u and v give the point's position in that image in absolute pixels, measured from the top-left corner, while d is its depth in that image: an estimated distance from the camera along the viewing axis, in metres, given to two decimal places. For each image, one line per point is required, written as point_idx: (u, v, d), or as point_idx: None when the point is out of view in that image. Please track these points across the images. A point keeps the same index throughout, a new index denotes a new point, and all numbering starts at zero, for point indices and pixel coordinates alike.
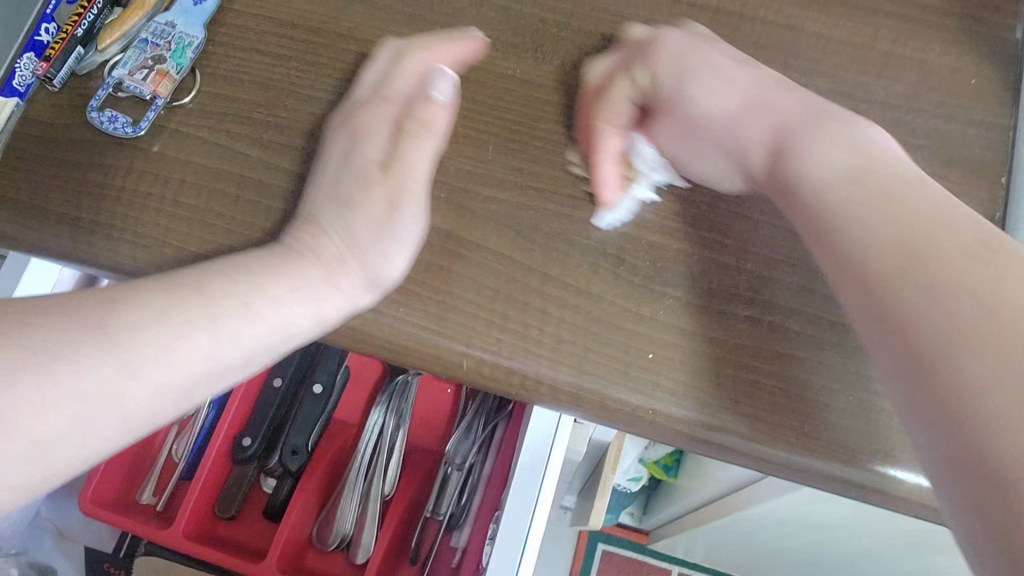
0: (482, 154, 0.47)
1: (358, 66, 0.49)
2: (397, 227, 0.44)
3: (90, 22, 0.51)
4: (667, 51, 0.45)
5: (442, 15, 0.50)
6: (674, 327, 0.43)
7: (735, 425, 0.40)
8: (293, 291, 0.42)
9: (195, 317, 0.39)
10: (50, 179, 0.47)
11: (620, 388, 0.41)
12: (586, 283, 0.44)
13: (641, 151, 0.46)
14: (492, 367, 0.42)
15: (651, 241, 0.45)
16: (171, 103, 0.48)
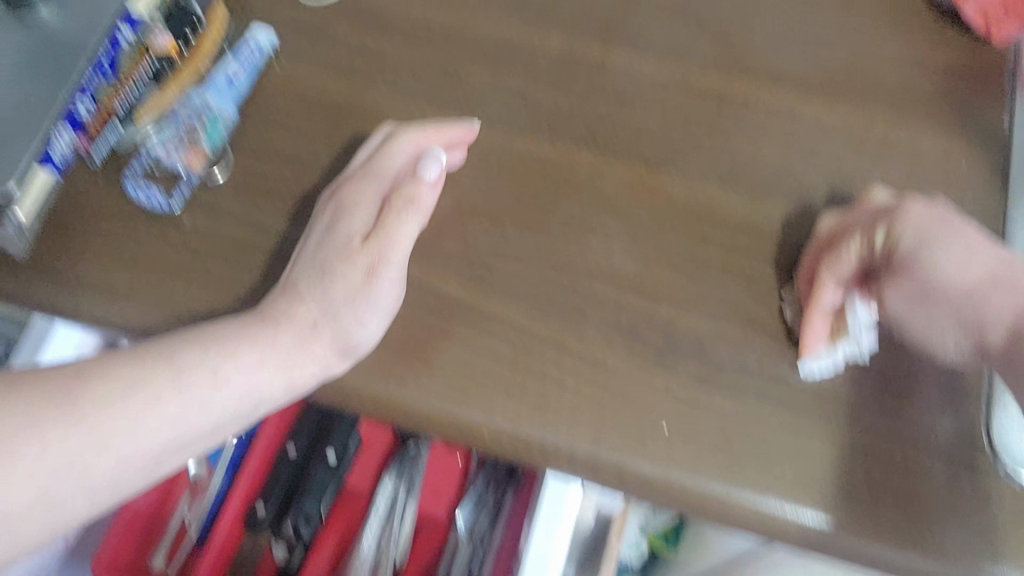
0: (500, 226, 0.49)
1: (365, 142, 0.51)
2: (374, 295, 0.43)
3: (131, 96, 0.51)
4: (915, 214, 0.41)
5: (453, 92, 0.53)
6: (687, 395, 0.44)
7: (743, 489, 0.41)
8: (262, 357, 0.41)
9: (161, 387, 0.39)
10: (81, 246, 0.48)
11: (637, 458, 0.42)
12: (603, 353, 0.45)
13: (858, 313, 0.44)
14: (508, 436, 0.43)
15: (663, 314, 0.46)
16: (205, 181, 0.49)
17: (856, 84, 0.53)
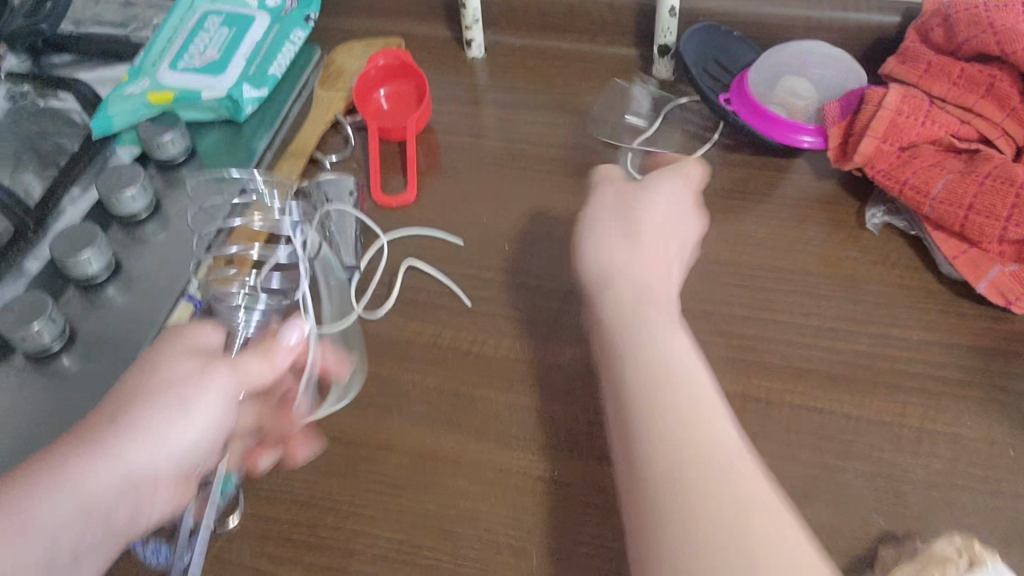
0: None
1: (451, 219, 0.54)
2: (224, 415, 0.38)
3: None
4: None
5: (513, 207, 0.54)
6: (905, 372, 0.44)
7: (943, 449, 0.42)
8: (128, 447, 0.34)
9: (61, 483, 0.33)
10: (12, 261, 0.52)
11: (887, 452, 0.42)
12: (801, 384, 0.44)
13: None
14: None
15: (853, 358, 0.45)
16: (140, 236, 0.54)
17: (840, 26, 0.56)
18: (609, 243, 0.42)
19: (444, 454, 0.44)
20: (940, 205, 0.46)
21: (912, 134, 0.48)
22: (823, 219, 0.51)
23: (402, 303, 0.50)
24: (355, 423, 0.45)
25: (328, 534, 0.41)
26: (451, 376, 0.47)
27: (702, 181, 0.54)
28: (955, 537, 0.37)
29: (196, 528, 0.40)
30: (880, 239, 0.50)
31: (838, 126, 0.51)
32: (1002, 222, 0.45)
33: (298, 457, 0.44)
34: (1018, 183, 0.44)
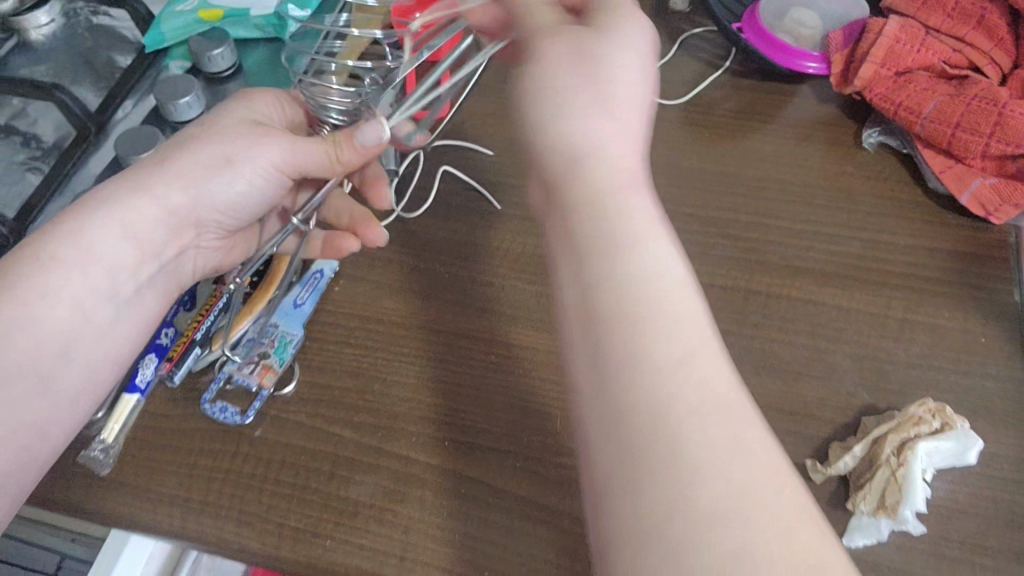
0: (674, 211, 0.53)
1: (482, 130, 0.58)
2: (172, 213, 0.45)
3: (63, 135, 0.59)
4: None
5: None
6: (892, 271, 0.50)
7: (922, 336, 0.47)
8: (76, 270, 0.41)
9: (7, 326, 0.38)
10: (75, 165, 0.56)
11: (872, 337, 0.47)
12: (797, 279, 0.50)
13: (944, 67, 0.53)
14: (715, 335, 0.48)
15: (844, 257, 0.50)
16: None
17: None
18: (600, 375, 0.24)
19: (475, 333, 0.49)
20: (931, 124, 0.51)
21: (907, 59, 0.53)
22: (823, 139, 0.56)
23: (437, 206, 0.55)
24: (395, 307, 0.50)
25: (373, 398, 0.47)
26: (483, 267, 0.52)
27: (713, 104, 0.58)
28: (928, 402, 0.43)
29: (259, 390, 0.46)
30: (875, 155, 0.55)
31: (841, 53, 0.56)
32: (984, 139, 0.49)
33: (344, 334, 0.49)
34: (1001, 104, 0.49)
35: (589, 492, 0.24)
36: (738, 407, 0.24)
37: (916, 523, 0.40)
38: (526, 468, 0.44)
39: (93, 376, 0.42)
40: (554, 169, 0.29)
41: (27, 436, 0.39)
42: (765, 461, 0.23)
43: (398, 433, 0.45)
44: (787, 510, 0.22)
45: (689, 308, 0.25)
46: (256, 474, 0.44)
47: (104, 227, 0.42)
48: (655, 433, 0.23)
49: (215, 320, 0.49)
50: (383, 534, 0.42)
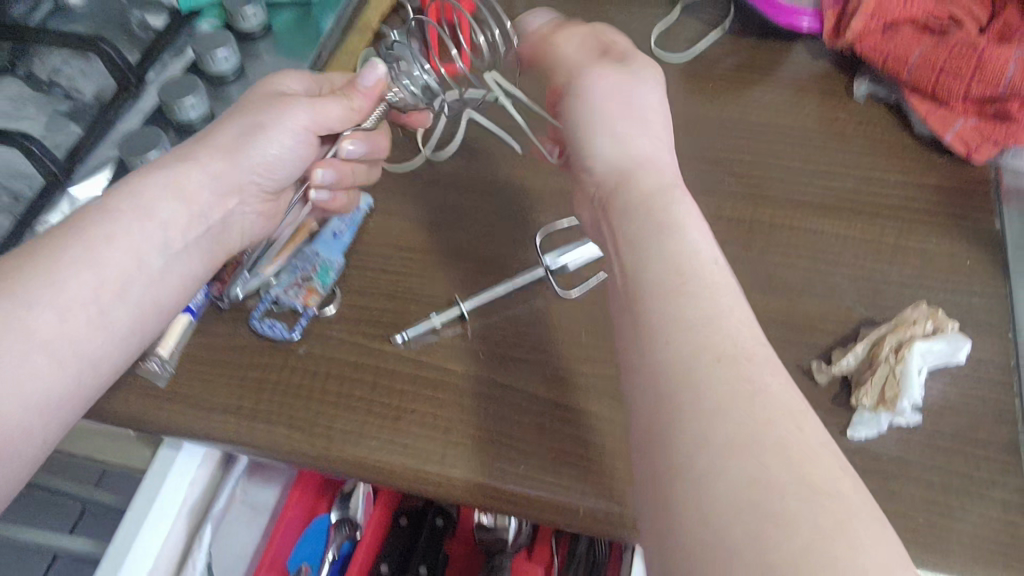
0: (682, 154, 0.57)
1: None
2: (233, 174, 0.49)
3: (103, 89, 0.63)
4: None
5: None
6: (883, 205, 0.54)
7: (913, 260, 0.51)
8: (65, 270, 0.41)
9: (72, 268, 0.41)
10: (116, 114, 0.60)
11: (867, 261, 0.51)
12: (796, 211, 0.54)
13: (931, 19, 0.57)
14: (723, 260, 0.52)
15: (840, 192, 0.55)
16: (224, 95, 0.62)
17: None
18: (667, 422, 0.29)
19: (503, 262, 0.53)
20: (918, 71, 0.56)
21: (894, 13, 0.57)
22: (817, 89, 0.61)
23: (460, 150, 0.58)
24: (427, 238, 0.54)
25: (410, 317, 0.50)
26: (507, 204, 0.55)
27: (715, 60, 0.63)
28: (922, 307, 0.47)
29: (304, 309, 0.50)
30: (865, 104, 0.59)
31: (833, 10, 0.60)
32: (965, 81, 0.54)
33: (381, 262, 0.53)
34: (980, 49, 0.53)
35: (650, 477, 0.29)
36: (792, 398, 0.30)
37: (912, 415, 0.45)
38: (553, 376, 0.48)
39: (132, 319, 0.44)
40: (647, 291, 0.34)
41: (76, 375, 0.41)
42: (818, 458, 0.28)
43: (438, 348, 0.49)
44: (845, 510, 0.26)
45: (750, 340, 0.32)
46: (305, 383, 0.48)
47: (188, 185, 0.46)
48: (728, 444, 0.27)
49: (261, 245, 0.53)
50: (423, 432, 0.46)
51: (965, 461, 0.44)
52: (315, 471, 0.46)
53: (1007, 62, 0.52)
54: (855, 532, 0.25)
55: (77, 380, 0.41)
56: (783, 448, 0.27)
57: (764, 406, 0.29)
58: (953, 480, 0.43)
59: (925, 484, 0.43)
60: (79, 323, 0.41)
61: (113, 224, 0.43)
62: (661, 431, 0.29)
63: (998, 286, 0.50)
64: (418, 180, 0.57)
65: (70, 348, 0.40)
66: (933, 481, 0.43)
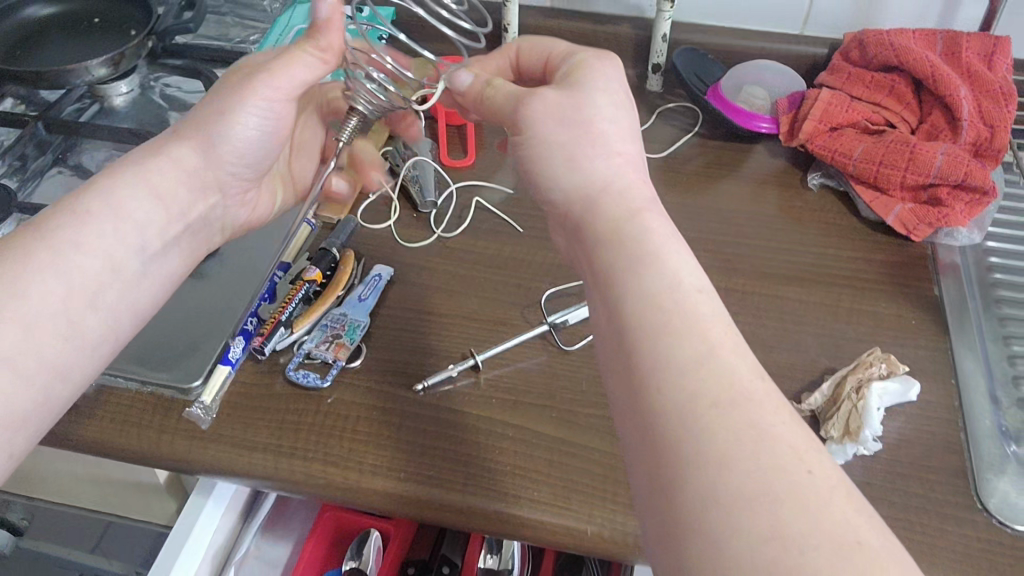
0: None
1: (502, 174, 0.71)
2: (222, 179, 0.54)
3: None
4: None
5: None
6: (838, 276, 0.62)
7: (867, 319, 0.59)
8: (77, 243, 0.44)
9: (78, 243, 0.44)
10: None
11: (828, 320, 0.59)
12: (762, 279, 0.62)
13: (868, 120, 0.67)
14: None
15: (800, 265, 0.63)
16: None
17: (787, 55, 0.76)
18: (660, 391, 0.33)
19: (509, 320, 0.60)
20: (861, 164, 0.65)
21: (838, 117, 0.68)
22: (776, 182, 0.70)
23: (468, 230, 0.66)
24: (441, 302, 0.61)
25: (429, 369, 0.56)
26: (511, 274, 0.63)
27: (685, 158, 0.72)
28: (873, 353, 0.55)
29: (334, 361, 0.56)
30: (818, 194, 0.69)
31: (786, 115, 0.70)
32: (901, 172, 0.64)
33: (401, 322, 0.59)
34: (912, 145, 0.63)
35: (647, 484, 0.32)
36: (765, 392, 0.33)
37: (873, 444, 0.51)
38: (559, 418, 0.54)
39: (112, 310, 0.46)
40: (625, 321, 0.36)
41: (70, 354, 0.43)
42: (788, 445, 0.31)
43: (460, 399, 0.55)
44: (874, 555, 0.28)
45: (741, 372, 0.33)
46: (336, 424, 0.53)
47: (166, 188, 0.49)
48: (738, 487, 0.29)
49: (295, 307, 0.59)
50: (444, 465, 0.51)
51: (923, 484, 0.50)
52: (345, 501, 0.51)
53: (934, 155, 0.63)
54: (828, 525, 0.28)
55: (66, 357, 0.43)
56: (770, 460, 0.30)
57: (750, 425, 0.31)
58: (913, 499, 0.49)
59: (890, 504, 0.49)
60: (69, 307, 0.43)
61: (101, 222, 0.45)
62: (659, 451, 0.32)
63: (941, 341, 0.58)
64: (432, 254, 0.64)
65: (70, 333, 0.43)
66: (896, 500, 0.49)
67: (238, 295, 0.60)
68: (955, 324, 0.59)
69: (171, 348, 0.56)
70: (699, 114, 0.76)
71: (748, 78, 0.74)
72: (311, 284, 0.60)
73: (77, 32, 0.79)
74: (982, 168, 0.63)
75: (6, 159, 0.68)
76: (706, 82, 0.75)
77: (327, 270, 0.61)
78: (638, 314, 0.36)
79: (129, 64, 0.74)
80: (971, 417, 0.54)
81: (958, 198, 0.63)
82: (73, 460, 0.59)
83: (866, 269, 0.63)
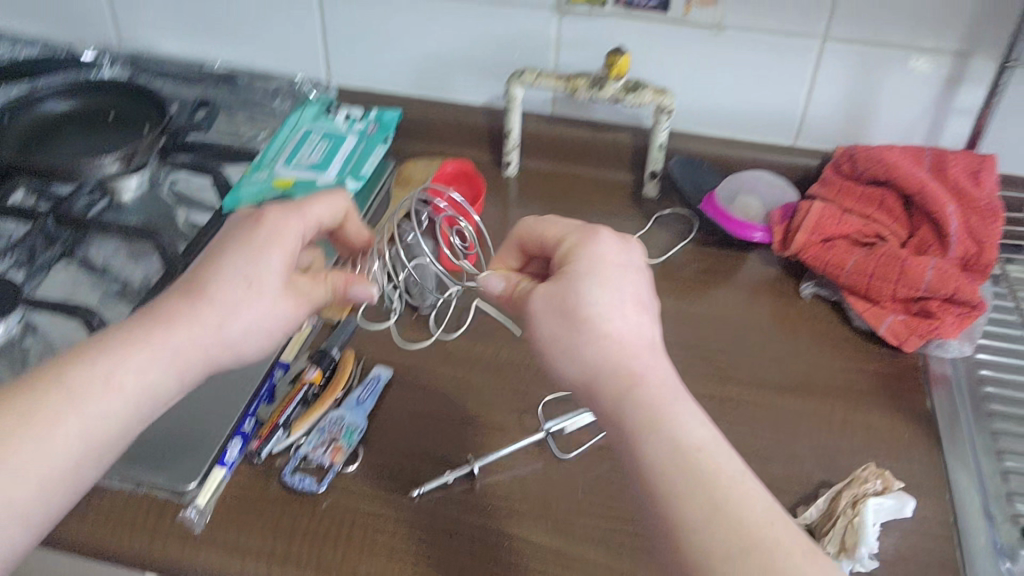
0: (655, 339, 0.66)
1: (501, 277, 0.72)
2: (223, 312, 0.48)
3: (148, 270, 0.71)
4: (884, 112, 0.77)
5: None
6: (833, 386, 0.63)
7: (862, 430, 0.60)
8: (89, 396, 0.44)
9: (62, 406, 0.43)
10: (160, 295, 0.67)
11: (822, 432, 0.59)
12: (756, 387, 0.63)
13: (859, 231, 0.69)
14: None
15: (794, 374, 0.64)
16: None
17: (780, 166, 0.79)
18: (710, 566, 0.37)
19: (507, 425, 0.60)
20: (853, 276, 0.67)
21: (831, 228, 0.69)
22: (769, 289, 0.71)
23: (466, 332, 0.67)
24: (438, 406, 0.61)
25: (424, 474, 0.56)
26: (508, 377, 0.63)
27: (682, 263, 0.74)
28: (867, 467, 0.55)
29: (331, 466, 0.56)
30: (811, 302, 0.70)
31: (780, 224, 0.72)
32: (892, 284, 0.65)
33: (398, 425, 0.60)
34: (903, 258, 0.65)
35: None
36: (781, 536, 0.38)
37: (869, 562, 0.51)
38: (555, 528, 0.53)
39: (75, 454, 0.43)
40: (661, 485, 0.40)
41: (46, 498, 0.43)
42: None
43: (464, 508, 0.55)
44: None
45: (746, 491, 0.39)
46: (332, 531, 0.53)
47: (143, 362, 0.45)
48: None
49: (294, 408, 0.59)
50: (439, 572, 0.51)
51: None
52: None
53: (924, 270, 0.64)
54: None
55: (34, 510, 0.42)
56: None
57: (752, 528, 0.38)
58: None
59: None
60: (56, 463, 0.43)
61: (61, 411, 0.43)
62: None
63: (935, 454, 0.58)
64: (431, 357, 0.65)
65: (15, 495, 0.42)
66: None
67: (237, 394, 0.60)
68: (948, 437, 0.60)
69: (168, 448, 0.56)
70: (694, 221, 0.77)
71: (741, 187, 0.77)
72: (311, 385, 0.60)
73: (91, 128, 0.82)
74: (970, 283, 0.65)
75: (15, 253, 0.69)
76: (702, 190, 0.77)
77: (326, 370, 0.62)
78: (657, 461, 0.40)
79: (141, 160, 0.76)
80: (965, 534, 0.54)
81: (949, 312, 0.64)
82: (60, 559, 0.58)
83: (860, 379, 0.64)
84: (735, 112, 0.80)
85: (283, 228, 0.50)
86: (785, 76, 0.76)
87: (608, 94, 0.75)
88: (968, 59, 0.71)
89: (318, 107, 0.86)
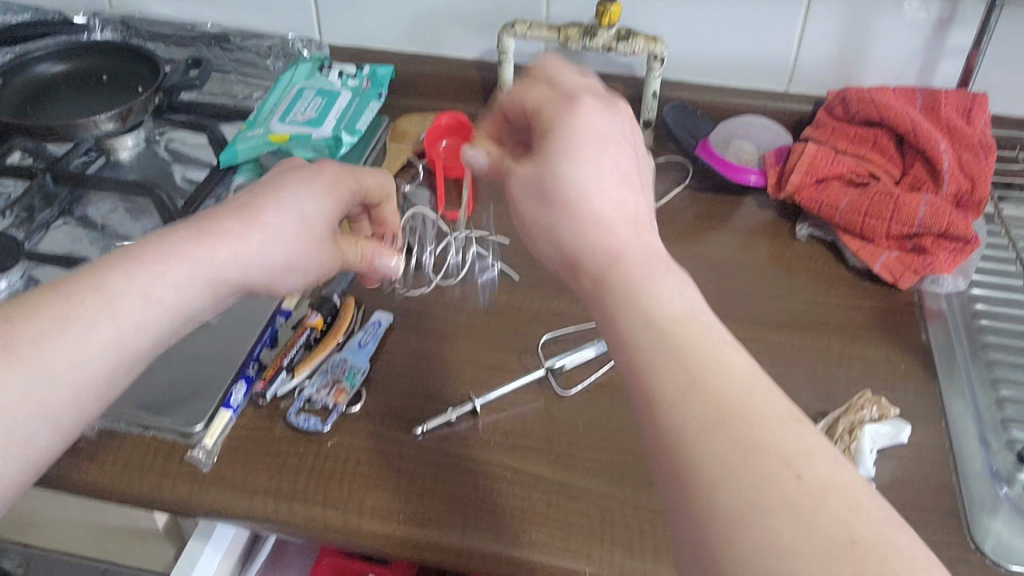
0: None
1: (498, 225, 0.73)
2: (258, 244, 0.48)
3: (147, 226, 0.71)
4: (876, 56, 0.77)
5: None
6: (829, 322, 0.64)
7: (859, 363, 0.60)
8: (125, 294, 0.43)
9: (96, 307, 0.43)
10: None
11: (819, 364, 0.60)
12: (753, 324, 0.63)
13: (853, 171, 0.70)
14: None
15: (791, 311, 0.65)
16: None
17: (773, 112, 0.79)
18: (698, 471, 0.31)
19: (508, 364, 0.61)
20: (847, 214, 0.67)
21: (824, 169, 0.70)
22: (765, 232, 0.72)
23: (466, 278, 0.67)
24: (438, 349, 0.62)
25: (427, 413, 0.57)
26: (507, 320, 0.64)
27: (678, 208, 0.74)
28: (864, 394, 0.56)
29: (334, 406, 0.57)
30: (806, 243, 0.71)
31: (774, 168, 0.73)
32: (886, 222, 0.66)
33: (400, 367, 0.60)
34: (896, 195, 0.66)
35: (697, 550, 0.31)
36: (796, 438, 0.32)
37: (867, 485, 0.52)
38: (558, 461, 0.54)
39: (102, 364, 0.43)
40: (649, 385, 0.34)
41: (81, 398, 0.42)
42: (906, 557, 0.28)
43: (467, 445, 0.55)
44: None
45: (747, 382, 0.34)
46: (338, 468, 0.54)
47: (180, 274, 0.45)
48: None
49: (297, 352, 0.60)
50: (444, 504, 0.52)
51: (914, 524, 0.51)
52: (344, 544, 0.52)
53: (917, 206, 0.65)
54: None
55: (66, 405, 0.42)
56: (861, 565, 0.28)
57: (746, 420, 0.32)
58: None
59: None
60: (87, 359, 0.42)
61: (101, 305, 0.43)
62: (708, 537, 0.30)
63: (930, 384, 0.59)
64: (431, 303, 0.65)
65: (44, 376, 0.41)
66: None
67: (239, 341, 0.60)
68: (943, 368, 0.60)
69: (174, 393, 0.57)
70: (689, 168, 0.78)
71: (735, 133, 0.77)
72: (313, 330, 0.61)
73: (85, 89, 0.82)
74: (964, 218, 0.65)
75: (13, 211, 0.70)
76: (696, 136, 0.78)
77: (328, 316, 0.63)
78: (646, 351, 0.35)
79: (136, 118, 0.76)
80: (961, 457, 0.55)
81: (943, 247, 0.65)
82: (70, 504, 0.59)
83: (856, 315, 0.64)
84: (728, 59, 0.80)
85: (329, 182, 0.52)
86: (777, 21, 0.76)
87: (600, 41, 0.75)
88: (958, 2, 0.72)
89: (311, 64, 0.85)
